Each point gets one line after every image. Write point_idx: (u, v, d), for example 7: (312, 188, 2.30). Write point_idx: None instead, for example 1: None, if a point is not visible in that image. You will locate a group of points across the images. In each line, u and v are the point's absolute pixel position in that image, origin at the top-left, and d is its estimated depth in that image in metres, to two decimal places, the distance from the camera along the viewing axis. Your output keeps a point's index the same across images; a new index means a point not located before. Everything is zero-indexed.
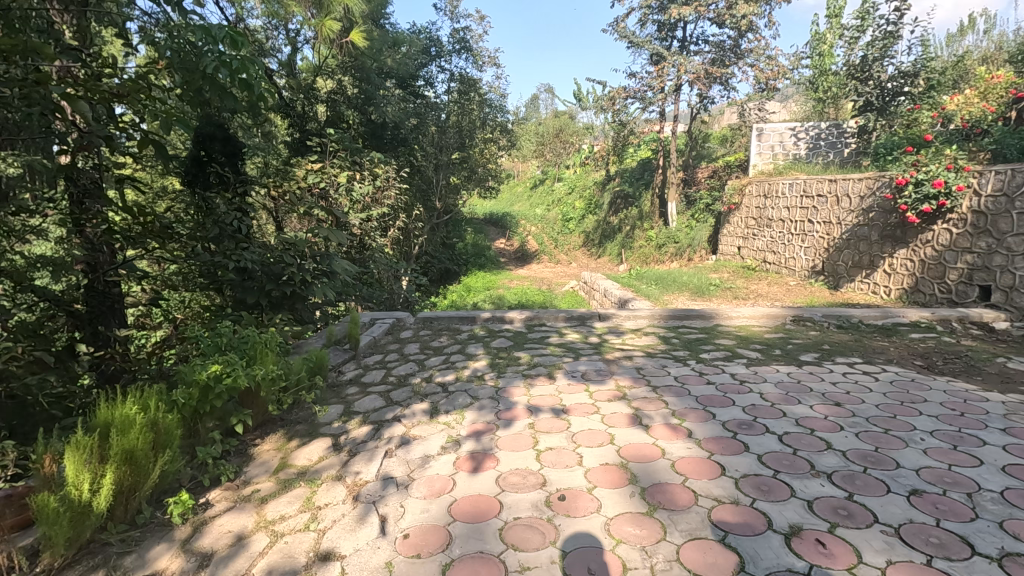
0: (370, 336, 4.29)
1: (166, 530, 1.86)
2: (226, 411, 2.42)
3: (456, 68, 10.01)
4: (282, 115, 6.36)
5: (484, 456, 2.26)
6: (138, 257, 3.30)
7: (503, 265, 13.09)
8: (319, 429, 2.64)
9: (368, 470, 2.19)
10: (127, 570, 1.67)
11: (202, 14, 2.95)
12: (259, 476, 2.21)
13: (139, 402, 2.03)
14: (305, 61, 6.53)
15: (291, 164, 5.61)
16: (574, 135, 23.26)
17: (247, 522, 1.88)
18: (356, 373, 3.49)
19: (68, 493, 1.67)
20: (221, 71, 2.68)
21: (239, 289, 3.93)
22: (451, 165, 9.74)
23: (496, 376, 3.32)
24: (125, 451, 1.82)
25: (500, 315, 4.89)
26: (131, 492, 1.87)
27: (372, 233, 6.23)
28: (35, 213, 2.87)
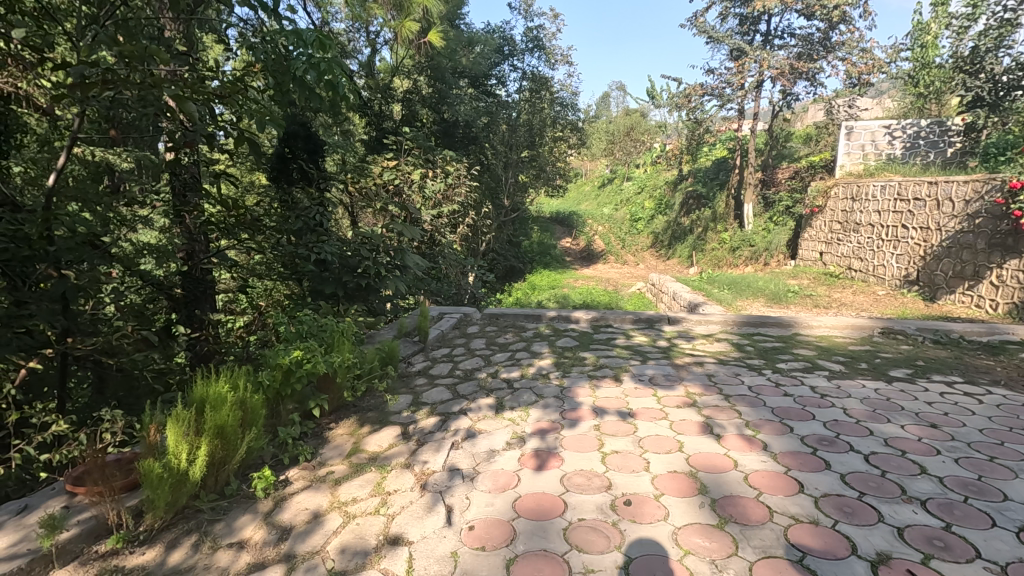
0: (439, 330, 4.40)
1: (251, 502, 1.99)
2: (304, 395, 2.56)
3: (529, 66, 10.08)
4: (361, 114, 6.64)
5: (549, 455, 2.26)
6: (230, 247, 3.55)
7: (569, 264, 13.03)
8: (389, 417, 2.74)
9: (435, 460, 2.25)
10: (217, 537, 1.80)
11: (293, 20, 3.12)
12: (333, 458, 2.31)
13: (230, 381, 2.19)
14: (384, 62, 6.78)
15: (369, 161, 5.84)
16: (645, 134, 22.87)
17: (322, 501, 1.98)
18: (425, 365, 3.58)
19: (169, 461, 1.82)
20: (310, 73, 2.84)
21: (318, 280, 4.12)
22: (520, 163, 9.80)
23: (561, 375, 3.31)
24: (216, 425, 1.97)
25: (566, 315, 4.87)
26: (221, 464, 2.02)
27: (442, 229, 6.38)
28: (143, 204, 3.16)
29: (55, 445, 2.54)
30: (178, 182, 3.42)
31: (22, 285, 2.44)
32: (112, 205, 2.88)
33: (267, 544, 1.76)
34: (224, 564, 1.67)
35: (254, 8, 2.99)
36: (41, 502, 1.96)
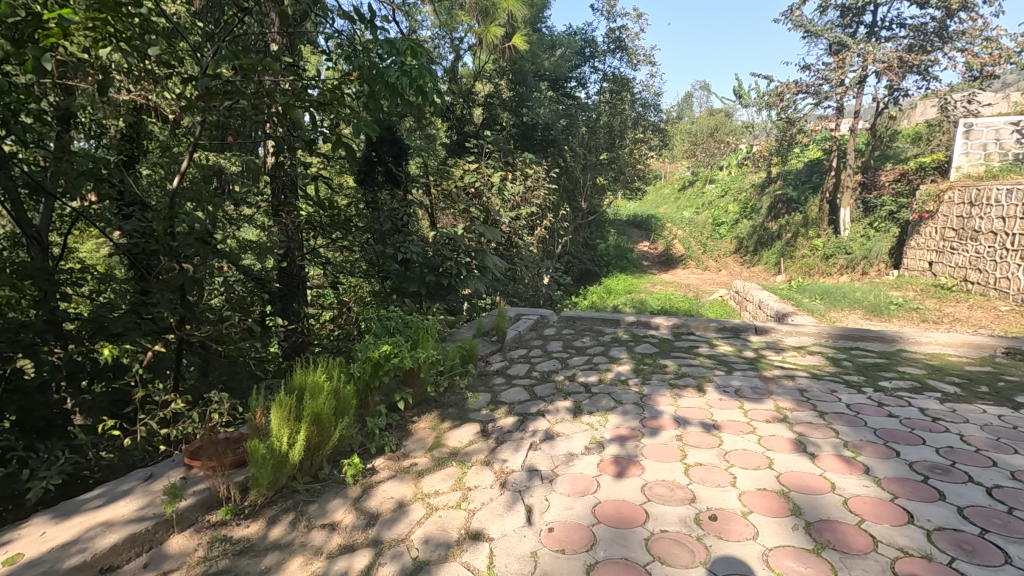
0: (516, 331, 4.44)
1: (341, 488, 2.10)
2: (390, 388, 2.67)
3: (610, 68, 9.99)
4: (444, 118, 6.85)
5: (629, 462, 2.21)
6: (322, 245, 3.76)
7: (646, 268, 12.71)
8: (469, 414, 2.79)
9: (514, 459, 2.27)
10: (311, 517, 1.92)
11: (386, 30, 3.27)
12: (416, 451, 2.40)
13: (326, 371, 2.32)
14: (467, 67, 6.96)
15: (451, 164, 6.00)
16: (729, 135, 22.00)
17: (406, 491, 2.06)
18: (503, 365, 3.63)
19: (272, 443, 1.96)
20: (403, 80, 2.98)
21: (402, 278, 4.35)
22: (599, 165, 9.70)
23: (640, 382, 3.23)
24: (314, 412, 2.10)
25: (646, 320, 4.76)
26: (316, 449, 2.15)
27: (521, 231, 6.43)
28: (247, 205, 3.44)
29: (172, 422, 2.82)
30: (277, 185, 3.67)
31: (147, 275, 2.83)
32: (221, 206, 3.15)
33: (357, 528, 1.85)
34: (319, 543, 1.77)
35: (352, 19, 3.17)
36: (165, 472, 2.18)
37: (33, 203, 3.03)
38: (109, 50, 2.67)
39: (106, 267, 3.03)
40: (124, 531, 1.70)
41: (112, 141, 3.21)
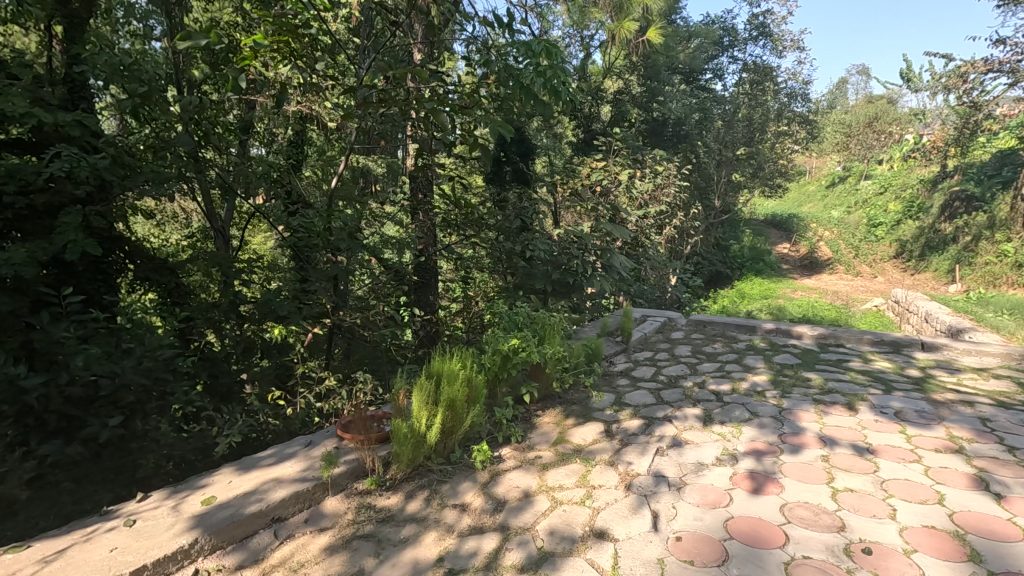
0: (642, 332, 4.34)
1: (471, 472, 2.22)
2: (517, 380, 2.75)
3: (751, 56, 9.34)
4: (572, 117, 6.88)
5: (766, 479, 2.07)
6: (456, 242, 3.95)
7: (784, 272, 11.69)
8: (592, 413, 2.79)
9: (640, 463, 2.23)
10: (444, 496, 2.05)
11: (523, 32, 3.36)
12: (541, 444, 2.45)
13: (460, 361, 2.47)
14: (596, 65, 6.94)
15: (578, 162, 6.01)
16: (892, 124, 19.43)
17: (532, 482, 2.12)
18: (627, 366, 3.57)
19: (412, 423, 2.13)
20: (538, 82, 3.05)
21: (529, 276, 4.48)
22: (735, 161, 8.87)
23: (779, 395, 3.00)
24: (449, 398, 2.24)
25: (786, 329, 4.40)
26: (449, 433, 2.29)
27: (648, 230, 6.26)
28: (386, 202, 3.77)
29: (326, 397, 3.16)
30: (414, 184, 3.88)
31: (309, 265, 3.21)
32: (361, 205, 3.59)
33: (485, 511, 1.94)
34: (451, 521, 1.89)
35: (491, 24, 3.29)
36: (321, 440, 2.46)
37: (219, 201, 3.57)
38: (288, 67, 3.08)
39: (272, 256, 3.48)
40: (290, 488, 1.95)
41: (281, 147, 3.72)
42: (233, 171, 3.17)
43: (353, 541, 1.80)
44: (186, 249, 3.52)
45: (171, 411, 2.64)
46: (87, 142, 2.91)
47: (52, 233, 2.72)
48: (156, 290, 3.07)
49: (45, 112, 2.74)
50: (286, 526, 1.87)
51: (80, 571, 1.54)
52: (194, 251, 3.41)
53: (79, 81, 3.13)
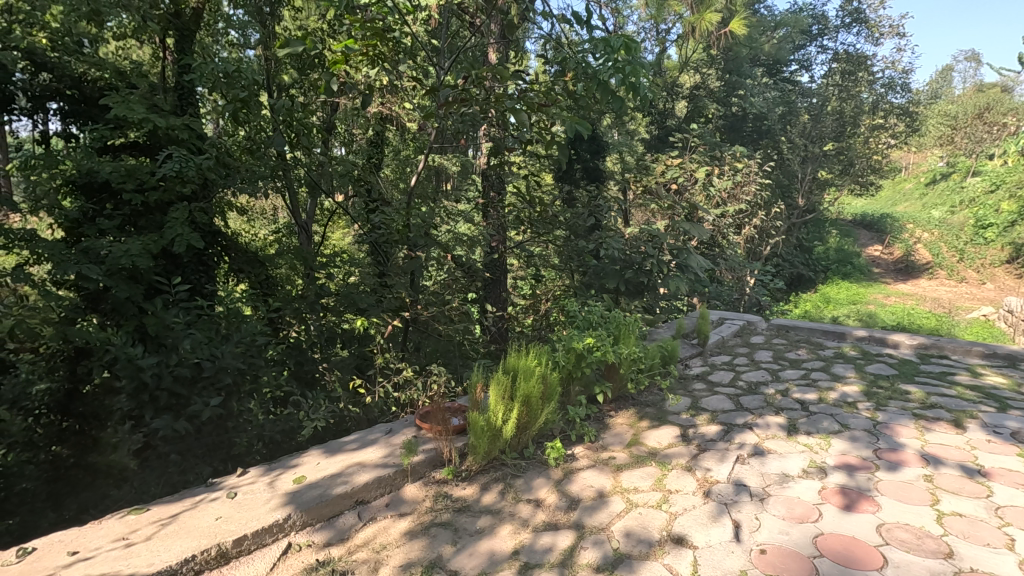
0: (719, 335, 4.18)
1: (544, 468, 2.23)
2: (590, 380, 2.73)
3: (843, 45, 8.75)
4: (645, 113, 6.76)
5: (860, 496, 1.94)
6: (529, 240, 3.99)
7: (876, 276, 10.86)
8: (667, 416, 2.73)
9: (718, 470, 2.15)
10: (519, 490, 2.08)
11: (601, 27, 3.33)
12: (614, 445, 2.42)
13: (535, 358, 2.49)
14: (672, 60, 6.80)
15: (653, 159, 5.88)
16: (1006, 115, 17.55)
17: (606, 483, 2.10)
18: (703, 370, 3.46)
19: (489, 418, 2.18)
20: (616, 77, 3.00)
21: (601, 274, 4.41)
22: (823, 157, 8.33)
23: (873, 407, 2.80)
24: (525, 394, 2.26)
25: (881, 337, 4.10)
26: (524, 429, 2.31)
27: (726, 229, 6.02)
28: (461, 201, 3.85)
29: (402, 387, 3.28)
30: (487, 182, 3.93)
31: (387, 260, 3.34)
32: (435, 202, 3.69)
33: (559, 509, 1.94)
34: (526, 516, 1.91)
35: (569, 21, 3.27)
36: (401, 428, 2.55)
37: (303, 198, 3.80)
38: (375, 69, 3.21)
39: (350, 250, 3.61)
40: (373, 473, 2.05)
41: (364, 147, 3.89)
42: (316, 168, 3.31)
43: (431, 528, 1.86)
44: (272, 244, 3.74)
45: (263, 394, 2.83)
46: (194, 143, 3.20)
47: (160, 227, 3.07)
48: (247, 280, 3.44)
49: (159, 117, 3.05)
50: (369, 508, 1.96)
51: (189, 535, 1.69)
52: (280, 246, 3.60)
53: (187, 88, 3.43)
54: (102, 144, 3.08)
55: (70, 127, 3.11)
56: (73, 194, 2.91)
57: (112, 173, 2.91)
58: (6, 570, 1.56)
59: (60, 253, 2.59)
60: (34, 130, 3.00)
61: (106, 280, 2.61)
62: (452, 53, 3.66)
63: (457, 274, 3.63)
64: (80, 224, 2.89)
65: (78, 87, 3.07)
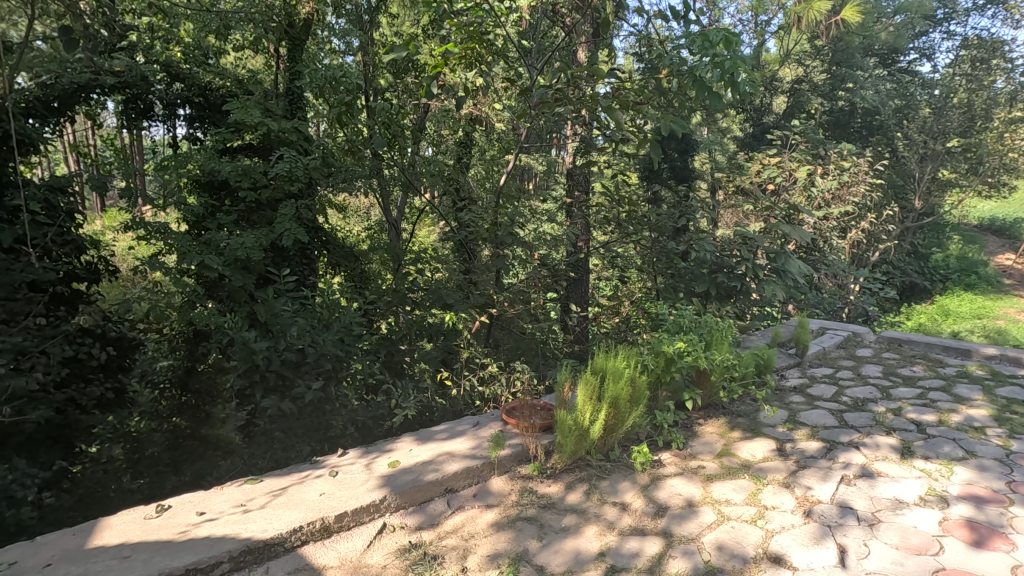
0: (820, 346, 3.91)
1: (630, 472, 2.20)
2: (679, 386, 2.65)
3: (975, 30, 7.87)
4: (741, 109, 6.47)
5: (990, 532, 1.74)
6: (615, 241, 3.94)
7: (1007, 288, 9.65)
8: (762, 428, 2.60)
9: (820, 489, 2.02)
10: (604, 491, 2.07)
11: (700, 21, 3.21)
12: (704, 454, 2.34)
13: (624, 359, 2.45)
14: (771, 52, 6.45)
15: (749, 157, 5.61)
16: None
17: (695, 492, 2.03)
18: (802, 382, 3.25)
19: (576, 417, 2.19)
20: (715, 73, 2.87)
21: (691, 277, 4.26)
22: (946, 155, 7.54)
23: (1006, 435, 2.50)
24: (613, 396, 2.24)
25: (1015, 357, 3.65)
26: (610, 431, 2.28)
27: (830, 233, 5.62)
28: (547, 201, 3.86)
29: (487, 382, 3.35)
30: (572, 181, 3.92)
31: (473, 257, 3.43)
32: (522, 201, 3.74)
33: (647, 514, 1.91)
34: (612, 519, 1.89)
35: (665, 17, 3.18)
36: (487, 421, 2.61)
37: (394, 196, 3.96)
38: (471, 72, 3.29)
39: (435, 247, 3.72)
40: (462, 464, 2.11)
41: (456, 147, 4.01)
42: (410, 168, 3.46)
43: (517, 522, 1.89)
44: (365, 239, 3.94)
45: (358, 381, 3.01)
46: (302, 145, 3.45)
47: (270, 222, 3.35)
48: (343, 273, 3.67)
49: (272, 121, 3.32)
50: (458, 497, 2.03)
51: (298, 507, 1.83)
52: (374, 241, 3.79)
53: (296, 94, 3.69)
54: (224, 146, 3.40)
55: (196, 132, 3.46)
56: (195, 191, 3.29)
57: (231, 172, 3.22)
58: (148, 523, 1.78)
59: (188, 245, 2.91)
60: (168, 135, 3.39)
61: (224, 269, 2.88)
62: (543, 53, 3.67)
63: (542, 272, 3.65)
64: (202, 219, 3.23)
65: (204, 95, 3.39)
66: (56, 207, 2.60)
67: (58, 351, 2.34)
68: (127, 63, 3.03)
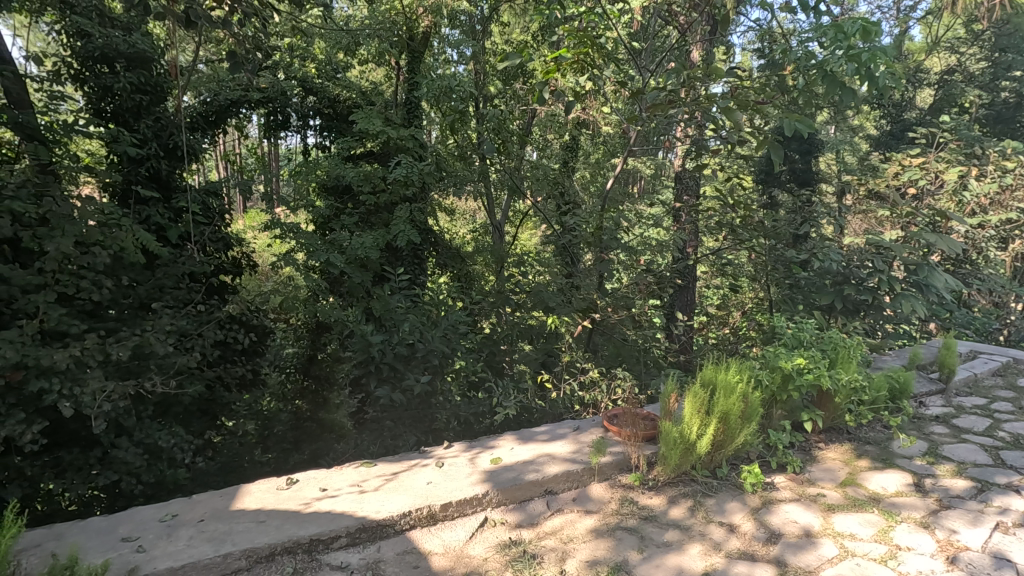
0: (971, 372, 3.44)
1: (738, 492, 2.09)
2: (796, 405, 2.46)
3: None
4: (876, 104, 5.87)
5: None
6: (727, 248, 3.74)
7: None
8: (894, 459, 2.34)
9: (968, 534, 1.78)
10: (710, 510, 1.98)
11: (833, 11, 2.95)
12: (825, 481, 2.16)
13: (736, 373, 2.32)
14: (916, 40, 5.79)
15: (885, 158, 5.07)
16: None
17: (813, 521, 1.88)
18: (946, 412, 2.88)
19: (683, 430, 2.11)
20: (849, 66, 2.62)
21: (813, 289, 3.94)
22: None
23: None
24: (723, 411, 2.13)
25: None
26: (719, 447, 2.18)
27: (987, 243, 4.91)
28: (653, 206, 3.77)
29: (588, 387, 3.33)
30: (681, 186, 3.80)
31: (576, 262, 3.43)
32: (627, 205, 3.68)
33: (757, 539, 1.80)
34: (718, 539, 1.80)
35: (793, 10, 2.96)
36: (588, 427, 2.60)
37: (500, 200, 4.07)
38: (583, 77, 3.28)
39: (538, 250, 3.75)
40: (563, 467, 2.13)
41: (563, 152, 4.03)
42: (516, 171, 3.53)
43: (617, 531, 1.86)
44: (470, 241, 4.08)
45: (462, 378, 3.12)
46: (417, 151, 3.67)
47: (387, 224, 3.59)
48: (450, 274, 3.84)
49: (392, 130, 3.56)
50: (558, 500, 2.04)
51: (408, 493, 1.95)
52: (479, 244, 3.93)
53: (414, 103, 3.91)
54: (348, 153, 3.69)
55: (326, 141, 3.79)
56: (324, 195, 3.64)
57: (354, 177, 3.49)
58: (280, 493, 1.98)
59: (316, 243, 3.20)
60: (301, 144, 3.75)
61: (346, 267, 3.14)
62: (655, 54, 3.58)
63: (648, 278, 3.56)
64: (328, 221, 3.55)
65: (333, 107, 3.72)
66: (210, 208, 2.99)
67: (212, 333, 2.65)
68: (271, 80, 3.40)
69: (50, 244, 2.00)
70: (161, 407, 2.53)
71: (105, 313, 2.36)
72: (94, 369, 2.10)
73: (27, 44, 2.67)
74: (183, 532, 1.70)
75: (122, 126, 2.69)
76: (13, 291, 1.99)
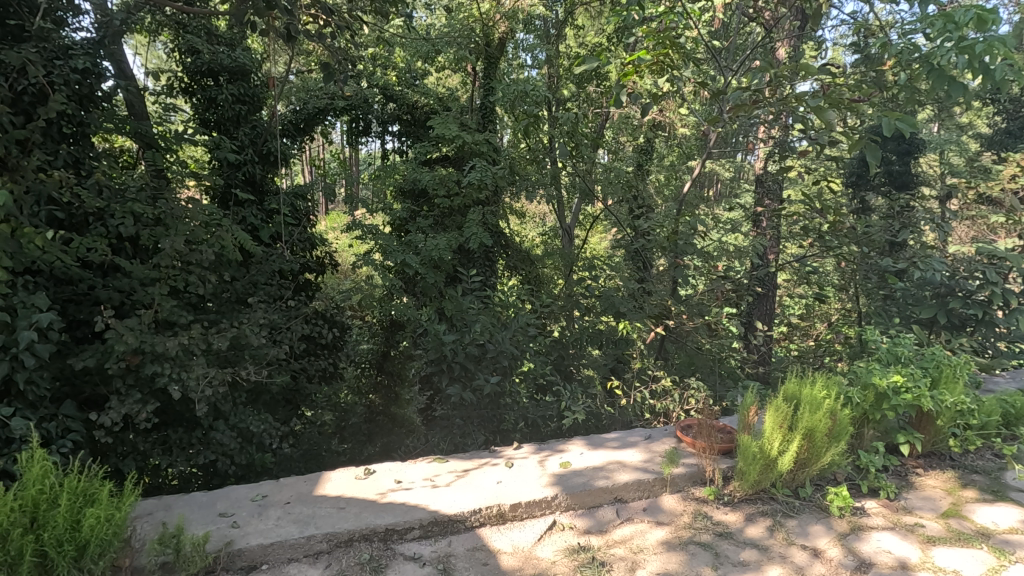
0: None
1: (823, 515, 1.96)
2: (890, 426, 2.27)
3: None
4: (990, 99, 5.31)
5: None
6: (814, 256, 3.52)
7: None
8: (1007, 492, 2.13)
9: None
10: (791, 531, 1.87)
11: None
12: (923, 510, 1.99)
13: (823, 388, 2.18)
14: None
15: (1001, 158, 4.58)
16: None
17: (910, 553, 1.74)
18: None
19: (762, 445, 2.02)
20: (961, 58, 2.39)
21: (912, 301, 3.62)
22: None
23: None
24: (808, 427, 2.01)
25: None
26: (802, 465, 2.06)
27: None
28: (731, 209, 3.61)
29: (659, 396, 3.25)
30: (764, 189, 3.61)
31: (648, 267, 3.35)
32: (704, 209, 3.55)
33: (845, 567, 1.68)
34: (801, 563, 1.70)
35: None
36: (660, 436, 2.54)
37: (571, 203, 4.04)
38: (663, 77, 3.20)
39: (609, 254, 3.71)
40: (634, 475, 2.09)
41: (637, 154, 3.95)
42: (588, 175, 3.50)
43: (689, 545, 1.80)
44: (540, 244, 4.10)
45: (530, 380, 3.14)
46: (491, 155, 3.74)
47: (460, 227, 3.67)
48: (519, 276, 3.88)
49: (467, 135, 3.64)
50: (628, 509, 2.01)
51: (478, 491, 1.98)
52: (549, 247, 3.93)
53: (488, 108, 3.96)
54: (425, 157, 3.77)
55: (403, 145, 3.93)
56: (401, 198, 3.78)
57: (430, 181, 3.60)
58: (358, 482, 2.07)
59: (392, 244, 3.32)
60: (381, 148, 3.91)
61: (421, 268, 3.24)
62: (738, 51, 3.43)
63: (726, 285, 3.41)
64: (405, 222, 3.68)
65: (411, 113, 3.85)
66: (298, 209, 3.19)
67: (298, 328, 2.82)
68: (355, 88, 3.57)
69: (165, 241, 2.21)
70: (253, 394, 2.72)
71: (207, 306, 2.58)
72: (198, 356, 2.29)
73: (145, 61, 2.96)
74: (272, 512, 1.82)
75: (223, 134, 2.92)
76: (133, 283, 2.21)
